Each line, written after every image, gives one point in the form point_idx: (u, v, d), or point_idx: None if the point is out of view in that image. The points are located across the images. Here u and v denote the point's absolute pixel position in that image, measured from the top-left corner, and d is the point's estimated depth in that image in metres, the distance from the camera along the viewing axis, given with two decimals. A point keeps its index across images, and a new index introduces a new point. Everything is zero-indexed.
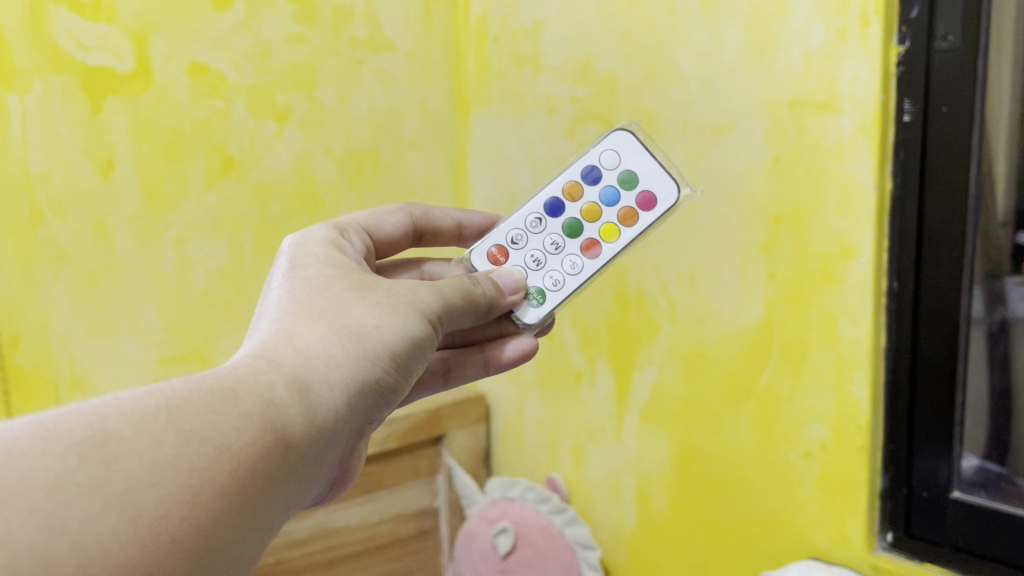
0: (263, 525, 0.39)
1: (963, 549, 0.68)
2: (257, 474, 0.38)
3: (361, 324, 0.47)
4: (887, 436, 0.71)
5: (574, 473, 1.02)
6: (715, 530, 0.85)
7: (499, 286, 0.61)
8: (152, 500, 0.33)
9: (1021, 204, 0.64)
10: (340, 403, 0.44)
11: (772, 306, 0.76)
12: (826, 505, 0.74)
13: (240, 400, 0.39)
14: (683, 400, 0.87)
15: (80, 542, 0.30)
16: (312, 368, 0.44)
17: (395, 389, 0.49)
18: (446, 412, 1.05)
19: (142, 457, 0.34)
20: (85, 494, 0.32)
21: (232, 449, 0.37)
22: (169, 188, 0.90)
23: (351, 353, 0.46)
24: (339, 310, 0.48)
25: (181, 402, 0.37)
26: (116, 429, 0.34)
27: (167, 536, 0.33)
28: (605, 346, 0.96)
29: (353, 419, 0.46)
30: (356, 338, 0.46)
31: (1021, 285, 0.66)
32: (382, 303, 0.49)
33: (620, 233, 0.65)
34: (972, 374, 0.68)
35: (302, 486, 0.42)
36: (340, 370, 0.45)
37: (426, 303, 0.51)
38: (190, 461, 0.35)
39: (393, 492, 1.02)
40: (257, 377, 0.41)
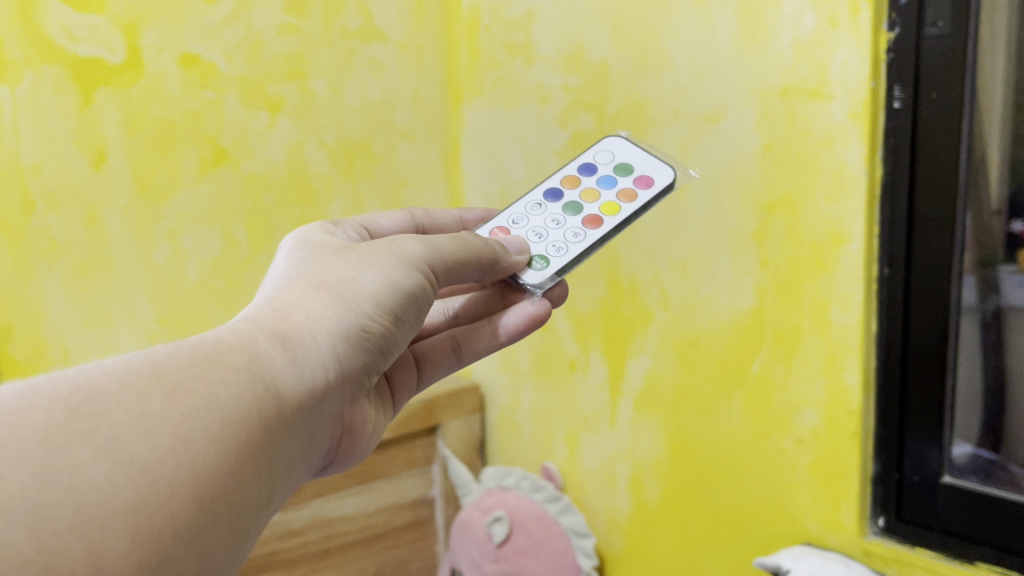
0: (263, 474, 0.39)
1: (953, 534, 0.68)
2: (248, 421, 0.38)
3: (344, 279, 0.48)
4: (878, 422, 0.72)
5: (569, 462, 1.02)
6: (708, 517, 0.85)
7: (503, 246, 0.59)
8: (143, 447, 0.33)
9: (1015, 193, 0.64)
10: (330, 353, 0.44)
11: (764, 294, 0.77)
12: (819, 491, 0.75)
13: (224, 353, 0.40)
14: (675, 388, 0.87)
15: (74, 488, 0.31)
16: (296, 323, 0.44)
17: (390, 342, 0.49)
18: (440, 403, 1.06)
19: (128, 408, 0.34)
20: (74, 442, 0.32)
21: (220, 398, 0.37)
22: (162, 179, 0.90)
23: (337, 306, 0.46)
24: (321, 271, 0.48)
25: (165, 360, 0.38)
26: (102, 386, 0.35)
27: (164, 481, 0.33)
28: (599, 335, 0.97)
29: (349, 372, 0.46)
30: (340, 291, 0.47)
31: (1015, 273, 0.66)
32: (367, 258, 0.50)
33: (620, 207, 0.65)
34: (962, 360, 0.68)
35: (299, 438, 0.42)
36: (327, 321, 0.45)
37: (413, 251, 0.51)
38: (178, 410, 0.35)
39: (389, 482, 1.02)
40: (239, 335, 0.41)
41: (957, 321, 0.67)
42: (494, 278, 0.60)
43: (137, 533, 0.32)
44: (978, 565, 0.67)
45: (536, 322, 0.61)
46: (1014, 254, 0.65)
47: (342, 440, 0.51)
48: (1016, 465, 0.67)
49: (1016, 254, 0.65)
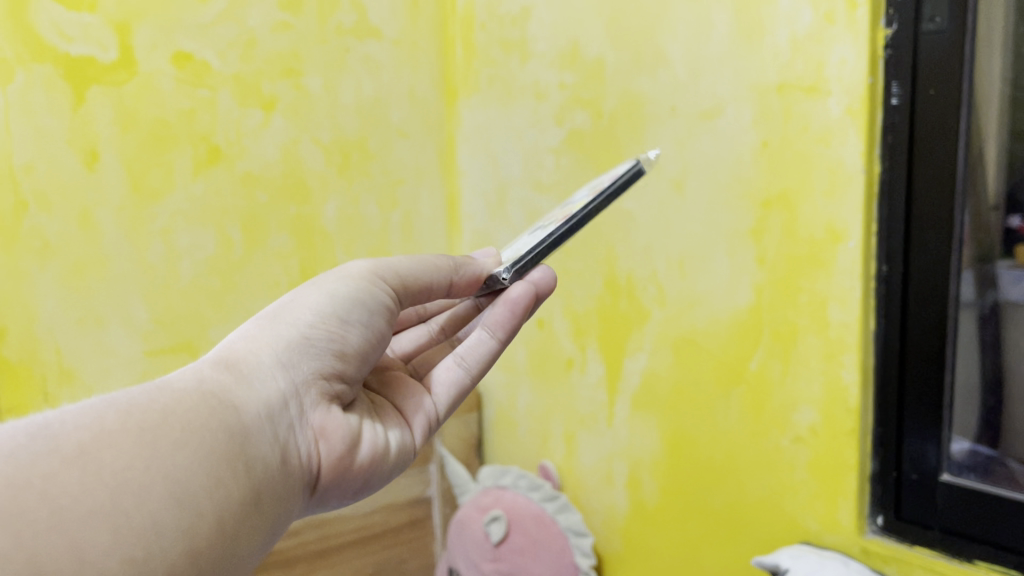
0: (239, 475, 0.40)
1: (953, 532, 0.68)
2: (209, 429, 0.39)
3: (284, 305, 0.49)
4: (876, 419, 0.72)
5: (567, 460, 1.02)
6: (707, 515, 0.85)
7: (465, 257, 0.58)
8: (106, 457, 0.34)
9: (1012, 189, 0.64)
10: (283, 367, 0.46)
11: (761, 291, 0.76)
12: (817, 489, 0.75)
13: (174, 383, 0.41)
14: (673, 386, 0.87)
15: (48, 492, 0.32)
16: (243, 352, 0.46)
17: (360, 352, 0.50)
18: None
19: (88, 428, 0.36)
20: (42, 456, 0.33)
21: (176, 412, 0.39)
22: (155, 178, 0.89)
23: (281, 327, 0.48)
24: (269, 306, 0.50)
25: (120, 392, 0.39)
26: (60, 416, 0.36)
27: (134, 484, 0.34)
28: (596, 333, 0.96)
29: (314, 382, 0.47)
30: (280, 315, 0.49)
31: (1012, 269, 0.66)
32: (309, 282, 0.51)
33: (591, 186, 0.61)
34: (961, 357, 0.68)
35: (272, 445, 0.43)
36: (270, 344, 0.47)
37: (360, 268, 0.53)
38: (135, 426, 0.37)
39: (388, 481, 1.03)
40: (187, 369, 0.43)
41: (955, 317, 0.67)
42: (467, 291, 0.58)
43: (118, 529, 0.33)
44: (977, 563, 0.66)
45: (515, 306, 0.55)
46: (1012, 248, 0.65)
47: (358, 467, 0.49)
48: (1014, 460, 0.67)
49: (1014, 249, 0.65)
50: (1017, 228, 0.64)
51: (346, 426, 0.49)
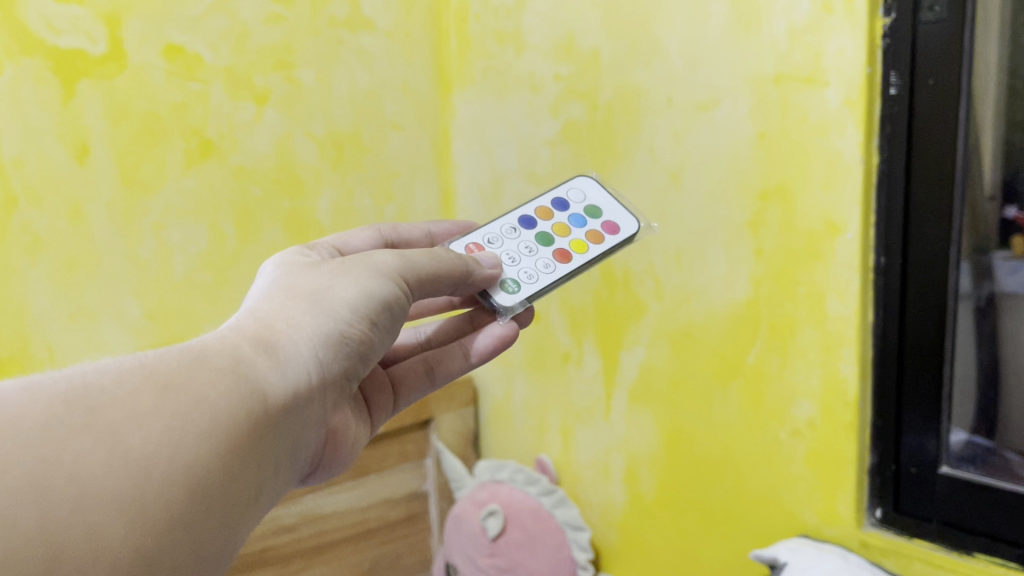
0: (255, 470, 0.39)
1: (951, 524, 0.68)
2: (241, 419, 0.38)
3: (321, 288, 0.48)
4: (875, 412, 0.71)
5: (563, 454, 1.01)
6: (704, 509, 0.85)
7: (476, 260, 0.58)
8: (138, 440, 0.33)
9: (1010, 179, 0.63)
10: (314, 357, 0.44)
11: (759, 284, 0.76)
12: (815, 482, 0.74)
13: (209, 355, 0.40)
14: (670, 379, 0.87)
15: (75, 475, 0.31)
16: (279, 329, 0.44)
17: (370, 349, 0.49)
18: (433, 395, 1.03)
19: (122, 403, 0.34)
20: (75, 432, 0.32)
21: (210, 396, 0.37)
22: (146, 172, 0.88)
23: (318, 313, 0.46)
24: (304, 280, 0.48)
25: (157, 361, 0.38)
26: (97, 382, 0.35)
27: (160, 473, 0.33)
28: (592, 326, 0.96)
29: (331, 376, 0.46)
30: (317, 297, 0.47)
31: (1008, 260, 0.64)
32: (342, 266, 0.50)
33: (589, 247, 0.65)
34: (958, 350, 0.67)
35: (287, 439, 0.42)
36: (306, 328, 0.45)
37: (390, 260, 0.51)
38: (171, 407, 0.35)
39: (382, 477, 1.00)
40: (224, 341, 0.41)
41: (954, 309, 0.66)
42: (467, 292, 0.59)
43: (135, 522, 0.32)
44: (977, 556, 0.66)
45: (506, 343, 0.61)
46: (1009, 240, 0.64)
47: (325, 448, 0.50)
48: (1012, 452, 0.66)
49: (1011, 241, 0.64)
50: (1014, 219, 0.63)
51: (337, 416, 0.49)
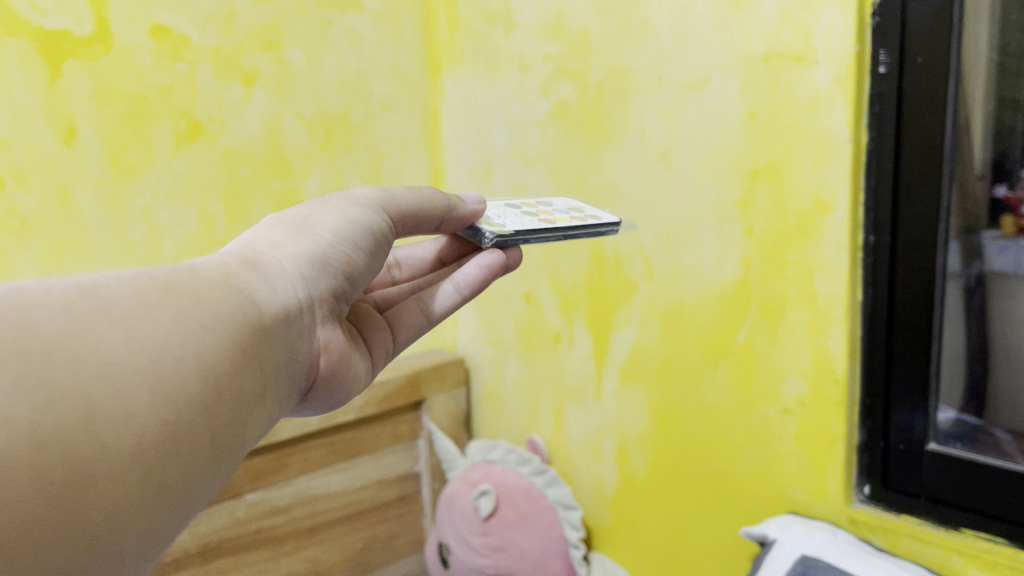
0: (255, 372, 0.39)
1: (939, 501, 0.69)
2: (235, 321, 0.38)
3: (302, 218, 0.48)
4: (864, 391, 0.72)
5: (555, 434, 1.02)
6: (695, 487, 0.85)
7: (458, 197, 0.58)
8: (149, 327, 0.33)
9: (999, 158, 0.63)
10: (300, 276, 0.45)
11: (749, 263, 0.76)
12: (805, 460, 0.75)
13: (201, 268, 0.40)
14: (660, 358, 0.87)
15: (99, 347, 0.31)
16: (265, 253, 0.45)
17: (355, 278, 0.49)
18: (425, 376, 1.03)
19: (129, 296, 0.34)
20: (91, 313, 0.32)
21: (208, 297, 0.37)
22: (134, 154, 0.87)
23: (300, 237, 0.47)
24: (283, 215, 0.49)
25: (154, 269, 0.38)
26: (100, 280, 0.35)
27: (171, 358, 0.33)
28: (584, 307, 0.96)
29: (319, 296, 0.46)
30: (299, 225, 0.47)
31: (998, 239, 0.65)
32: (318, 201, 0.50)
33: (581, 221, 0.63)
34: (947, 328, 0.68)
35: (280, 350, 0.42)
36: (289, 251, 0.45)
37: (366, 194, 0.52)
38: (173, 304, 0.35)
39: (374, 457, 1.00)
40: (214, 260, 0.42)
41: (943, 288, 0.66)
42: (452, 228, 0.59)
43: (155, 392, 0.32)
44: (964, 532, 0.67)
45: (493, 265, 0.58)
46: (998, 219, 0.64)
47: (327, 385, 0.50)
48: (1000, 429, 0.68)
49: (1000, 219, 0.64)
50: (1004, 198, 0.64)
51: (332, 342, 0.49)
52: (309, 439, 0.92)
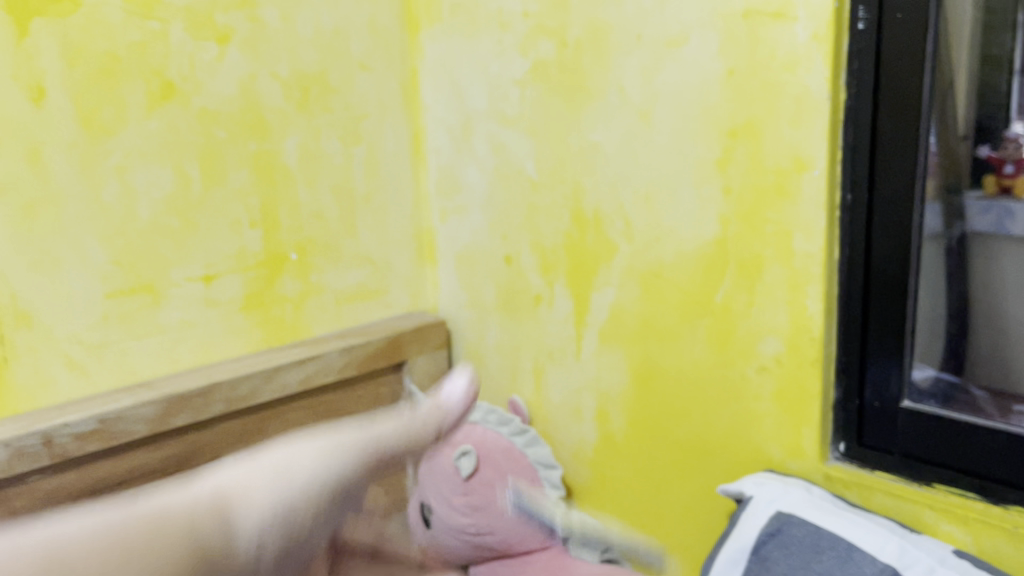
0: None
1: (912, 456, 0.70)
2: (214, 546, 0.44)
3: (280, 465, 0.55)
4: (840, 348, 0.72)
5: (536, 395, 1.02)
6: (675, 446, 0.86)
7: None
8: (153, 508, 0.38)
9: (978, 121, 0.68)
10: (270, 516, 0.52)
11: (727, 223, 0.76)
12: (782, 418, 0.76)
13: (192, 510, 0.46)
14: (640, 319, 0.87)
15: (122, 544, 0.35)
16: (244, 499, 0.51)
17: (344, 492, 0.58)
18: (405, 338, 1.02)
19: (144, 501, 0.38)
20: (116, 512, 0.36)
21: None
22: (106, 115, 0.82)
23: (270, 489, 0.53)
24: (262, 455, 0.55)
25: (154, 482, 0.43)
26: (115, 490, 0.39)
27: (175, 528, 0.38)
28: (564, 268, 0.95)
29: (285, 503, 0.53)
30: (275, 475, 0.54)
31: (978, 199, 0.69)
32: (294, 448, 0.57)
33: None
34: (925, 285, 0.69)
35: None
36: (264, 501, 0.52)
37: (338, 444, 0.59)
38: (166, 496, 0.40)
39: (356, 419, 1.00)
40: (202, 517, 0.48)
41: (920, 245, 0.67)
42: None
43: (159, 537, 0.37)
44: (936, 487, 0.68)
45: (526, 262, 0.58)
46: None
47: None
48: (977, 387, 0.69)
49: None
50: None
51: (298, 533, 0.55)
52: (289, 401, 0.92)
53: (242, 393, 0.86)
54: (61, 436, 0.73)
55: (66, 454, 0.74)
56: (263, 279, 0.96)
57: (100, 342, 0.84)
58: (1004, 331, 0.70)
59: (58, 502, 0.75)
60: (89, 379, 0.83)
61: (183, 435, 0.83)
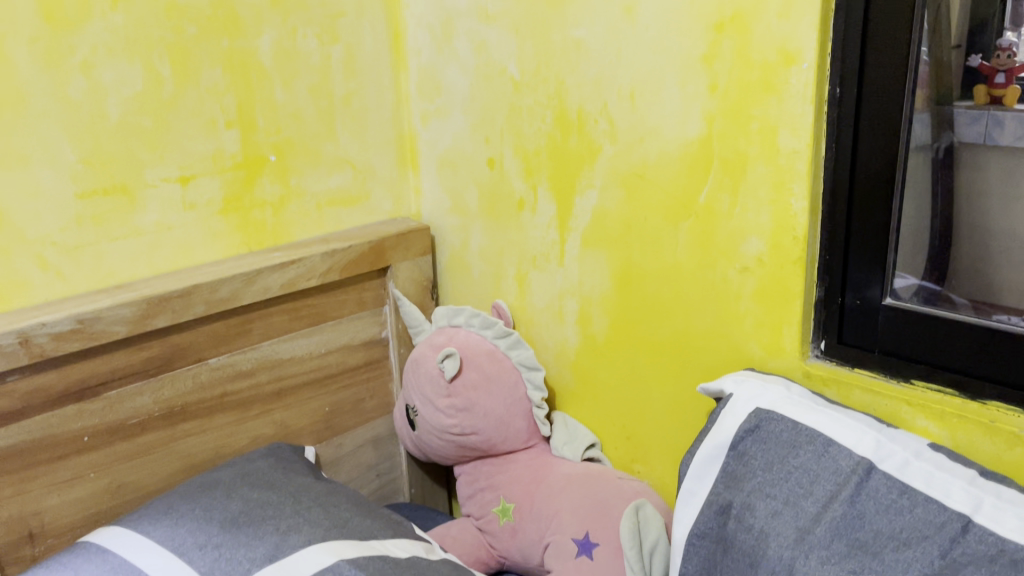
0: None
1: (892, 354, 0.70)
2: None
3: None
4: (823, 247, 0.72)
5: (519, 301, 1.02)
6: (655, 348, 0.87)
7: None
8: None
9: (975, 24, 0.62)
10: None
11: (712, 120, 0.74)
12: (762, 318, 0.76)
13: None
14: (622, 221, 0.86)
15: None
16: None
17: None
18: (389, 242, 1.00)
19: None
20: None
21: None
22: (69, 7, 0.79)
23: None
24: None
25: None
26: None
27: None
28: (546, 172, 0.93)
29: None
30: None
31: (969, 110, 0.64)
32: None
33: None
34: (910, 193, 0.67)
35: None
36: None
37: None
38: None
39: (340, 324, 0.99)
40: None
41: (907, 151, 0.66)
42: None
43: None
44: (915, 384, 0.69)
45: None
46: (971, 90, 0.63)
47: None
48: (958, 295, 0.67)
49: (972, 90, 0.63)
50: (978, 67, 0.63)
51: None
52: (269, 305, 0.91)
53: (222, 296, 0.85)
54: (38, 336, 0.73)
55: (45, 354, 0.74)
56: (240, 183, 0.95)
57: (76, 244, 0.83)
58: (990, 248, 0.66)
59: (40, 400, 0.75)
60: (66, 281, 0.83)
61: (163, 337, 0.83)
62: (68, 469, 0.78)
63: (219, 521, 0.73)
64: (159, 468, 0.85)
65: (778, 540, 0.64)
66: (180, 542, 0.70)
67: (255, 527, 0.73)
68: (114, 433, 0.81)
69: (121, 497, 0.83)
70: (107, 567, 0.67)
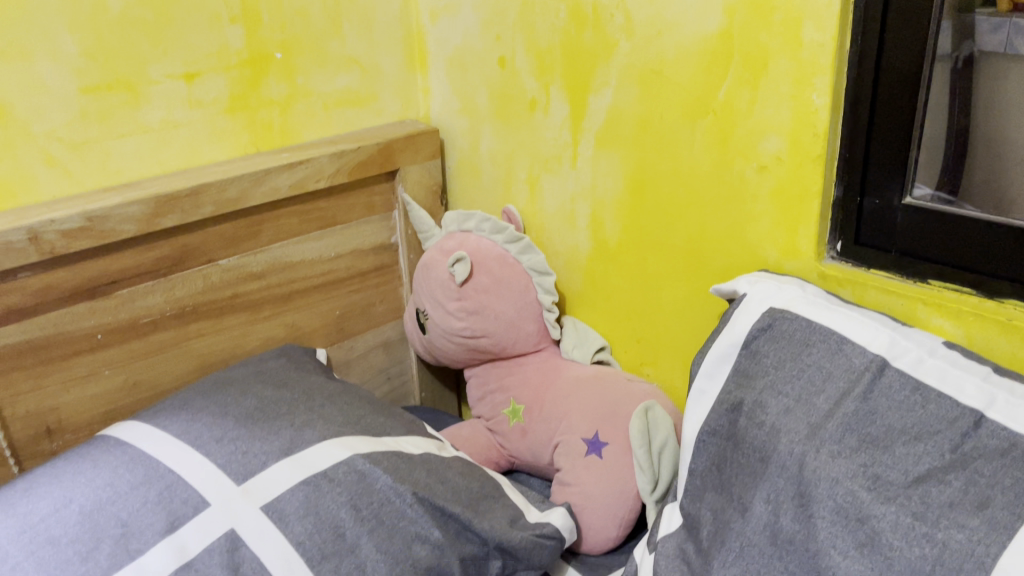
0: None
1: (909, 254, 0.69)
2: None
3: None
4: (844, 144, 0.70)
5: (530, 205, 1.01)
6: (667, 251, 0.86)
7: None
8: None
9: None
10: None
11: (734, 12, 0.72)
12: (778, 219, 0.75)
13: None
14: (638, 121, 0.84)
15: None
16: None
17: None
18: (398, 145, 0.99)
19: None
20: None
21: None
22: None
23: None
24: None
25: None
26: None
27: None
28: (560, 70, 0.91)
29: None
30: None
31: (990, 18, 0.61)
32: None
33: None
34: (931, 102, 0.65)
35: None
36: None
37: None
38: None
39: (350, 228, 0.98)
40: None
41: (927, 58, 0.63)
42: None
43: None
44: (931, 283, 0.68)
45: None
46: None
47: None
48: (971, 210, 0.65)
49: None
50: None
51: None
52: (278, 207, 0.90)
53: (231, 196, 0.84)
54: (48, 233, 0.72)
55: (56, 251, 0.73)
56: (246, 81, 0.92)
57: (81, 140, 0.81)
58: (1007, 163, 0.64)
59: (52, 298, 0.75)
60: (73, 178, 0.82)
61: (173, 237, 0.82)
62: (84, 366, 0.79)
63: (235, 417, 0.74)
64: (173, 367, 0.86)
65: (789, 434, 0.64)
66: (196, 435, 0.71)
67: (271, 422, 0.74)
68: (127, 332, 0.81)
69: (136, 394, 0.84)
70: (125, 458, 0.68)
